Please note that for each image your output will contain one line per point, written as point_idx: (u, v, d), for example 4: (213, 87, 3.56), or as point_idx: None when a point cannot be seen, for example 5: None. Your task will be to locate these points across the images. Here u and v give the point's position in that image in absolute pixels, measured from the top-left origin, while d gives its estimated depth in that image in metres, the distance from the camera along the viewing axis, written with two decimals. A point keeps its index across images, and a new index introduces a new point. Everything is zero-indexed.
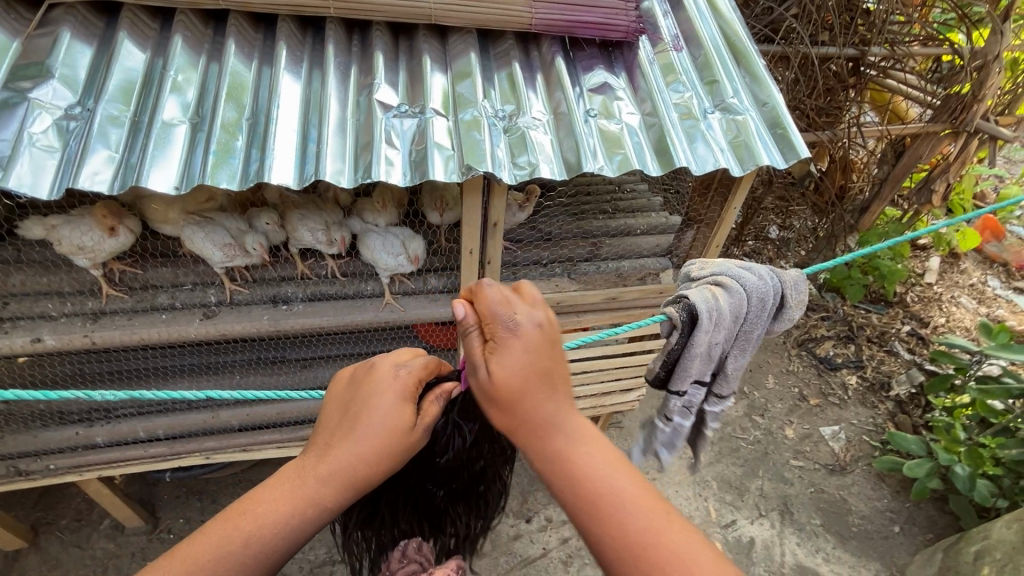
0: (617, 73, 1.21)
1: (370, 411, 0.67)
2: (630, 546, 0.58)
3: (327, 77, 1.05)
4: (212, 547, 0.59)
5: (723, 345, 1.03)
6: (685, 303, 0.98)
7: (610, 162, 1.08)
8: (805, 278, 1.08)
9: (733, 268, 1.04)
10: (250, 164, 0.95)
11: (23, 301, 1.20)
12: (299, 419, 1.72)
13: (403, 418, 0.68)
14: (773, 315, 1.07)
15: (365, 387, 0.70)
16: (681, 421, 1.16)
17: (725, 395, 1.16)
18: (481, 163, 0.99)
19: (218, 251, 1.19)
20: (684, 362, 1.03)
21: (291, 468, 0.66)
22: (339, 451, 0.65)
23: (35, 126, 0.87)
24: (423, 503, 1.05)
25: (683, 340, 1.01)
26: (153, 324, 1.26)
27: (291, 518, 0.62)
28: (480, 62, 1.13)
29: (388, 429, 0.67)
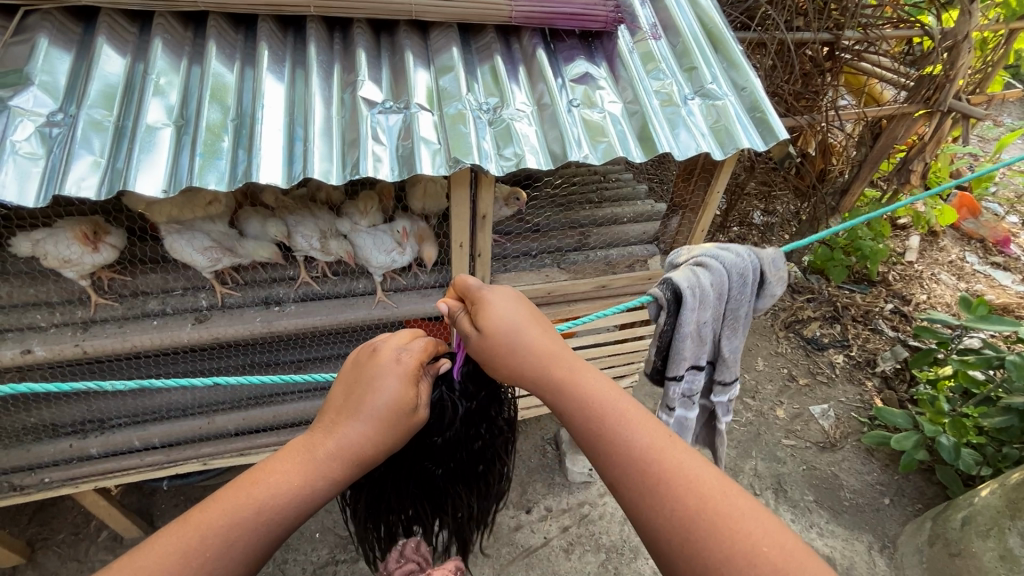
0: (598, 62, 1.22)
1: (377, 389, 0.70)
2: (634, 459, 0.65)
3: (310, 75, 1.05)
4: (225, 514, 0.60)
5: (712, 325, 1.06)
6: (667, 281, 1.01)
7: (595, 150, 1.09)
8: (783, 255, 1.08)
9: (713, 251, 1.05)
10: (237, 164, 0.95)
11: (10, 314, 1.19)
12: (296, 420, 1.72)
13: (408, 395, 0.72)
14: (756, 292, 1.08)
15: (371, 366, 0.72)
16: (684, 411, 1.21)
17: (729, 380, 1.17)
18: (468, 156, 1.00)
19: (200, 255, 1.18)
20: (675, 346, 1.06)
21: (300, 443, 0.68)
22: (347, 425, 0.68)
23: (18, 134, 0.87)
24: (424, 482, 1.05)
25: (671, 320, 1.03)
26: (144, 330, 1.26)
27: (303, 488, 0.64)
28: (462, 56, 1.14)
29: (394, 408, 0.70)
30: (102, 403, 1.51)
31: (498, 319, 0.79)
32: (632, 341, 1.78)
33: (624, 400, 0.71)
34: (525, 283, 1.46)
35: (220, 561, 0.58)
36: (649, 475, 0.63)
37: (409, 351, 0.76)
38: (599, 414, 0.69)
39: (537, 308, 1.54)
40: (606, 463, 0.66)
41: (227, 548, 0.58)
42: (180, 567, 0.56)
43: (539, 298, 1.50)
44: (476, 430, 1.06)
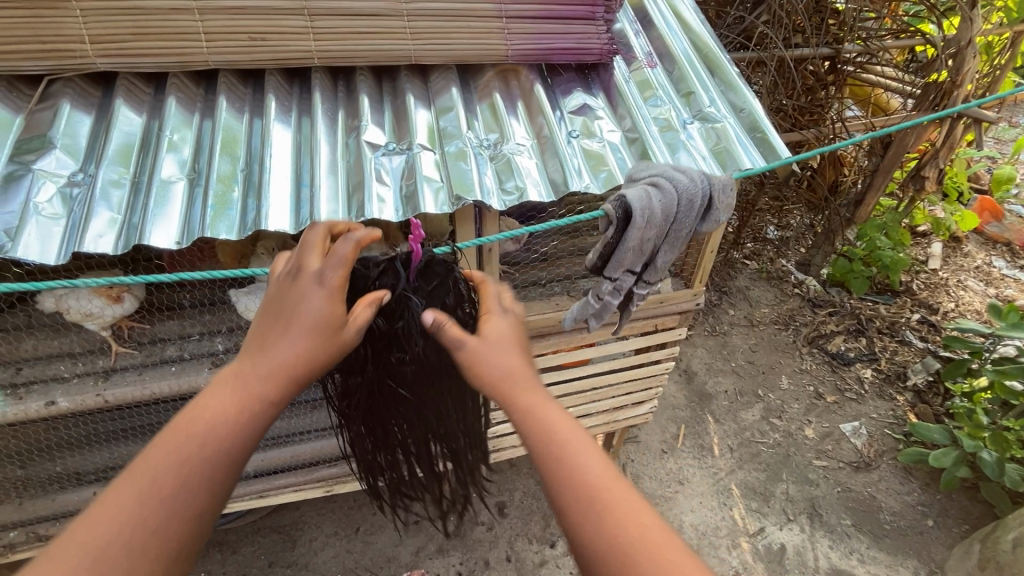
0: (595, 93, 1.24)
1: (304, 318, 0.69)
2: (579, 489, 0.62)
3: (316, 122, 1.09)
4: (172, 454, 0.60)
5: (653, 241, 1.04)
6: (620, 198, 0.98)
7: (596, 179, 1.10)
8: (734, 183, 1.08)
9: (668, 171, 1.04)
10: (247, 213, 0.98)
11: (35, 366, 1.23)
12: (313, 460, 1.72)
13: (337, 313, 0.70)
14: (700, 217, 1.06)
15: (299, 294, 0.70)
16: (610, 301, 1.15)
17: (653, 282, 1.14)
18: (470, 192, 1.02)
19: None
20: (617, 254, 1.04)
21: (233, 371, 0.67)
22: (279, 352, 0.67)
23: (40, 196, 0.91)
24: (387, 396, 1.04)
25: (617, 234, 1.01)
26: (163, 377, 1.28)
27: (244, 413, 0.64)
28: (462, 95, 1.18)
29: (325, 325, 0.70)
30: (125, 449, 1.53)
31: (494, 335, 0.77)
32: (649, 366, 1.76)
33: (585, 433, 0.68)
34: (535, 313, 1.45)
35: (171, 497, 0.58)
36: (600, 514, 0.61)
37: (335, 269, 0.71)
38: (562, 441, 0.66)
39: (549, 337, 1.53)
40: (561, 491, 0.63)
41: (182, 480, 0.59)
42: (138, 511, 0.56)
43: (551, 327, 1.49)
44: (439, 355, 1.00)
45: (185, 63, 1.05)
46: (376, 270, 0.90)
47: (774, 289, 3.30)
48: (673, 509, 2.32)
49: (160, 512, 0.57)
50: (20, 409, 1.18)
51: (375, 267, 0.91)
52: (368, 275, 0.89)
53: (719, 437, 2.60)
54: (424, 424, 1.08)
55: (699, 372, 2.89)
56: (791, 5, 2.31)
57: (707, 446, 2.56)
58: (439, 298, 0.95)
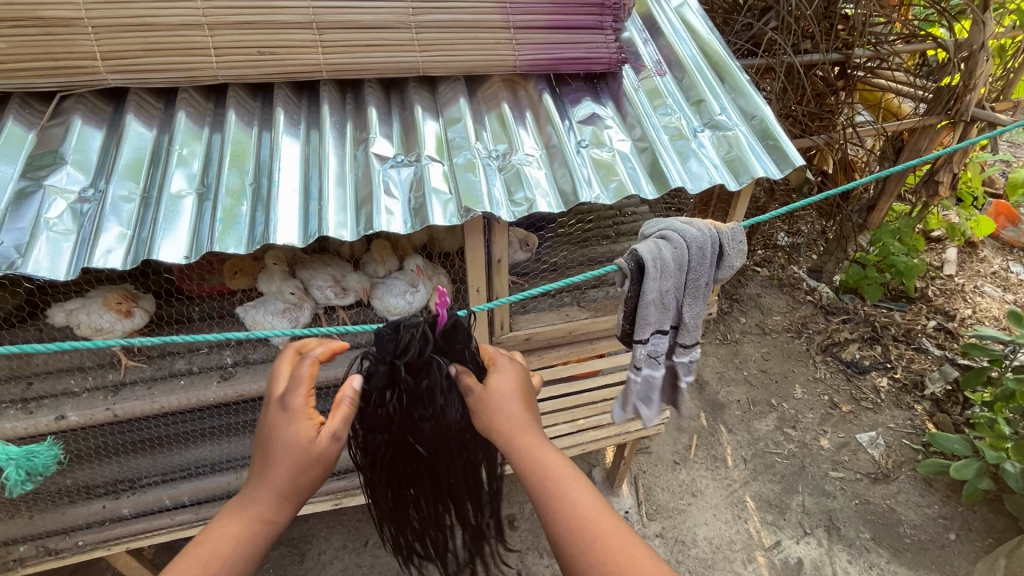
0: (604, 102, 1.23)
1: (290, 442, 0.73)
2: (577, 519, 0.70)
3: (325, 134, 1.09)
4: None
5: (674, 292, 1.02)
6: (632, 252, 0.98)
7: (606, 190, 1.09)
8: (743, 230, 1.06)
9: (675, 222, 1.03)
10: (255, 227, 0.98)
11: (45, 380, 1.24)
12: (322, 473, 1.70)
13: (323, 438, 0.74)
14: (713, 265, 1.05)
15: (282, 418, 0.75)
16: (651, 372, 1.13)
17: (691, 344, 1.11)
18: (478, 204, 1.01)
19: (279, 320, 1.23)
20: (642, 311, 1.01)
21: (233, 503, 0.72)
22: (272, 481, 0.72)
23: (51, 211, 0.91)
24: (405, 454, 1.00)
25: (636, 288, 1.00)
26: (172, 390, 1.27)
27: (246, 539, 0.70)
28: (470, 106, 1.17)
29: (313, 450, 0.74)
30: (134, 462, 1.53)
31: (498, 381, 0.85)
32: None
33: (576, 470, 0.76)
34: (545, 324, 1.44)
35: None
36: (589, 540, 0.69)
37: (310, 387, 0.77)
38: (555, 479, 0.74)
39: (559, 348, 1.51)
40: (554, 523, 0.71)
41: None
42: None
43: (561, 337, 1.47)
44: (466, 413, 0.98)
45: (194, 77, 1.05)
46: (408, 336, 0.91)
47: (786, 296, 3.26)
48: (686, 522, 2.28)
49: None
50: (29, 423, 1.18)
51: (409, 332, 0.92)
52: (399, 340, 0.91)
53: (732, 448, 2.56)
54: (442, 486, 1.04)
55: (711, 382, 2.85)
56: (800, 11, 2.30)
57: (720, 457, 2.52)
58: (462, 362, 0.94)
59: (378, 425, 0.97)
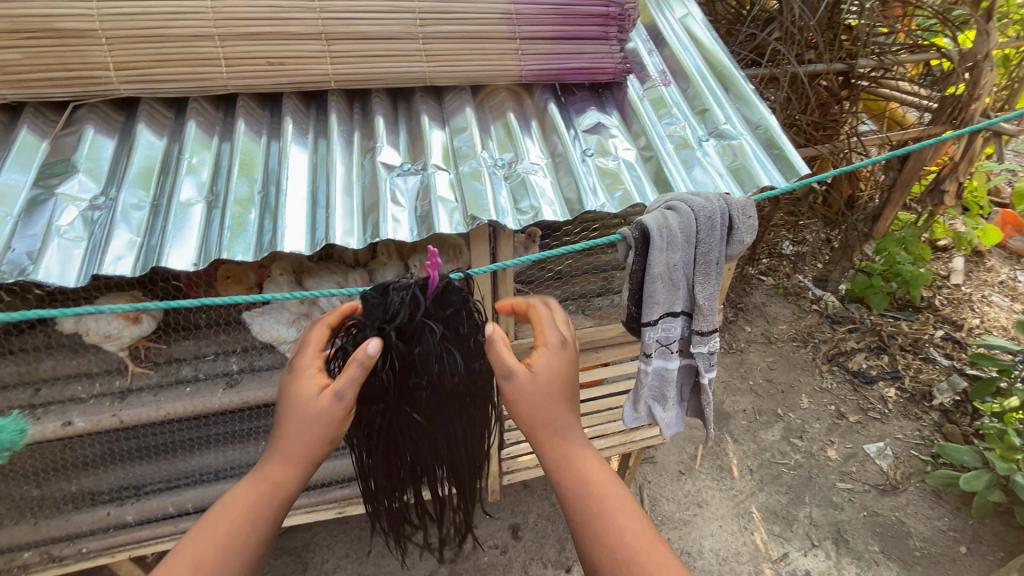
0: (609, 112, 1.24)
1: (297, 405, 0.80)
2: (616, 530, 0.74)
3: (332, 143, 1.10)
4: (205, 545, 0.71)
5: (681, 265, 1.02)
6: (637, 223, 0.98)
7: (612, 198, 1.09)
8: (755, 205, 1.05)
9: (681, 194, 1.03)
10: (263, 234, 0.99)
11: (53, 386, 1.24)
12: (326, 481, 1.70)
13: (324, 397, 0.80)
14: (724, 240, 1.04)
15: (293, 384, 0.83)
16: (664, 364, 1.15)
17: (708, 331, 1.09)
18: (484, 212, 1.02)
19: (289, 328, 1.25)
20: (647, 284, 1.02)
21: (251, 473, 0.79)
22: (284, 445, 0.79)
23: (62, 219, 0.93)
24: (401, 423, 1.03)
25: (641, 260, 1.00)
26: (178, 397, 1.28)
27: (263, 499, 0.76)
28: (476, 115, 1.18)
29: (313, 410, 0.80)
30: (140, 469, 1.53)
31: (542, 365, 0.83)
32: None
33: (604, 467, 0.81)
34: None
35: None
36: (624, 545, 0.73)
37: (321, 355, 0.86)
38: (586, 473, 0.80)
39: None
40: (591, 524, 0.75)
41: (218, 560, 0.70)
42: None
43: None
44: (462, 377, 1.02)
45: (204, 87, 1.07)
46: (397, 299, 0.90)
47: (791, 305, 3.25)
48: (692, 533, 2.26)
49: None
50: (37, 429, 1.19)
51: (398, 296, 0.90)
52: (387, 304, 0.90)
53: (738, 458, 2.53)
54: (433, 450, 1.09)
55: (716, 391, 2.83)
56: (803, 22, 2.31)
57: (726, 467, 2.50)
58: (454, 324, 0.96)
59: (372, 394, 0.99)
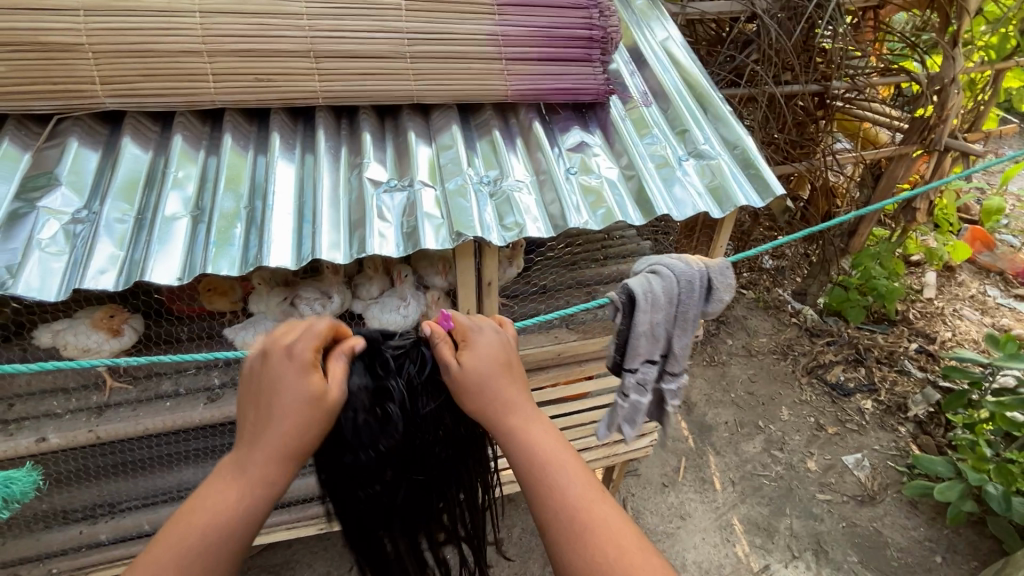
0: (592, 131, 1.28)
1: (275, 399, 0.69)
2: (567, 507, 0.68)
3: (320, 159, 1.11)
4: (171, 564, 0.61)
5: (664, 324, 1.03)
6: (622, 285, 1.02)
7: (594, 216, 1.12)
8: (732, 265, 1.07)
9: (666, 256, 1.06)
10: (249, 249, 0.99)
11: (28, 401, 1.22)
12: (308, 497, 1.68)
13: (315, 382, 0.71)
14: (704, 299, 1.06)
15: (265, 374, 0.71)
16: (639, 399, 1.12)
17: (679, 372, 1.12)
18: (469, 229, 1.03)
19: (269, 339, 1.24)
20: (631, 342, 1.04)
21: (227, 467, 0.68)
22: (261, 443, 0.68)
23: (43, 232, 0.92)
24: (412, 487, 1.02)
25: (626, 321, 1.03)
26: (157, 412, 1.26)
27: (239, 504, 0.66)
28: (463, 133, 1.20)
29: (299, 397, 0.69)
30: (115, 486, 1.49)
31: (474, 356, 0.79)
32: None
33: (571, 457, 0.73)
34: (534, 345, 1.45)
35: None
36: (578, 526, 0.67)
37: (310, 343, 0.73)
38: (551, 464, 0.71)
39: (548, 369, 1.53)
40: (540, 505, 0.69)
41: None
42: None
43: (550, 359, 1.49)
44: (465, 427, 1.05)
45: (191, 101, 1.07)
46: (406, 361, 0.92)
47: (771, 319, 3.31)
48: (676, 546, 2.27)
49: None
50: (9, 445, 1.16)
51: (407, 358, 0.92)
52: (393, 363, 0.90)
53: (720, 471, 2.56)
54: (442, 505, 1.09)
55: (698, 404, 2.86)
56: (780, 45, 2.39)
57: (708, 479, 2.52)
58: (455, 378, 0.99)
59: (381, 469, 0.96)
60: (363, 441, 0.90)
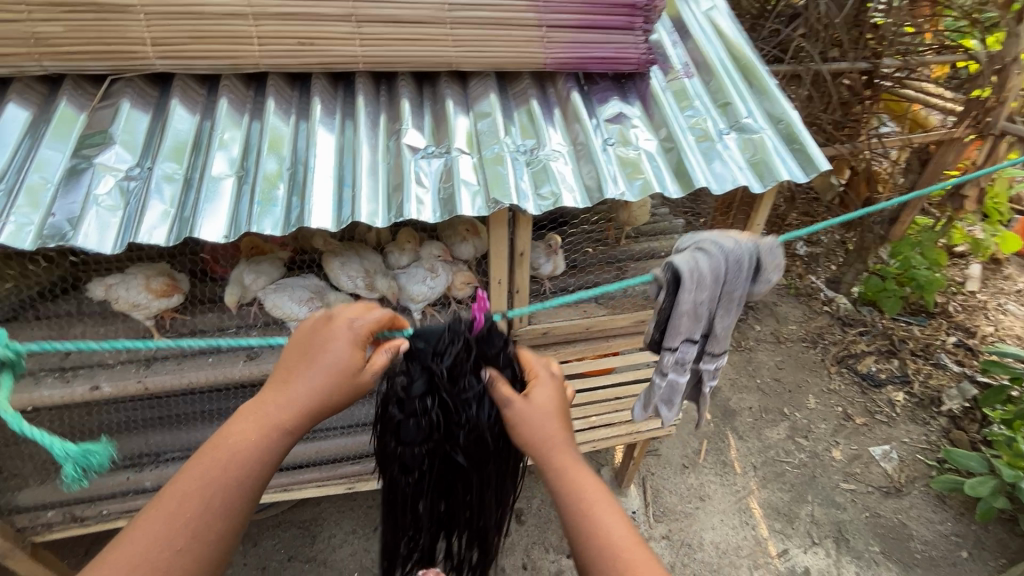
0: (631, 102, 1.25)
1: (318, 363, 0.78)
2: (610, 546, 0.73)
3: (359, 125, 1.13)
4: (191, 491, 0.68)
5: (709, 304, 1.03)
6: (667, 263, 1.00)
7: (631, 187, 1.11)
8: (781, 244, 1.06)
9: (711, 235, 1.04)
10: (291, 211, 1.01)
11: (83, 351, 1.30)
12: (339, 456, 1.75)
13: (348, 351, 0.80)
14: (750, 278, 1.05)
15: (316, 341, 0.81)
16: (676, 377, 1.14)
17: (719, 352, 1.13)
18: (506, 196, 1.04)
19: (301, 307, 1.24)
20: (674, 322, 1.03)
21: (252, 405, 0.77)
22: (290, 396, 0.77)
23: (100, 188, 0.96)
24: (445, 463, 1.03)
25: (669, 299, 1.02)
26: (200, 367, 1.32)
27: (263, 443, 0.74)
28: (500, 102, 1.20)
29: (326, 359, 0.79)
30: (159, 436, 1.58)
31: (540, 397, 0.87)
32: None
33: (610, 498, 0.79)
34: (562, 320, 1.46)
35: (192, 517, 0.67)
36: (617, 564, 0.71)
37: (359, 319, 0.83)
38: (586, 506, 0.78)
39: (576, 343, 1.54)
40: (584, 544, 0.75)
41: (198, 512, 0.67)
42: (162, 531, 0.65)
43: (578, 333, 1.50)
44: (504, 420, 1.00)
45: (236, 65, 1.10)
46: (447, 343, 0.92)
47: (802, 306, 3.23)
48: (693, 526, 2.28)
49: (184, 532, 0.66)
50: (66, 391, 1.23)
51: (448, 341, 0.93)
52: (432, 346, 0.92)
53: (741, 454, 2.55)
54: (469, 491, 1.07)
55: (723, 388, 2.83)
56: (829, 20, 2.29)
57: (729, 462, 2.52)
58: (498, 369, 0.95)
59: (413, 436, 0.97)
60: (408, 435, 0.97)
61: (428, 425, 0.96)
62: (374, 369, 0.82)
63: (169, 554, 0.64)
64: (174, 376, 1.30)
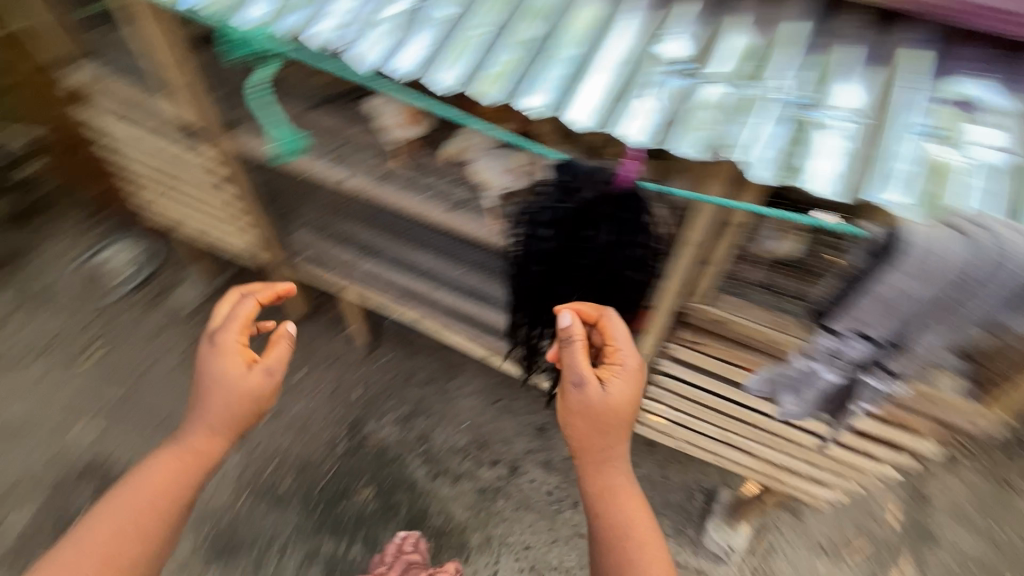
0: (1003, 87, 0.85)
1: (212, 372, 1.23)
2: (621, 533, 1.17)
3: (631, 13, 0.97)
4: (149, 496, 1.16)
5: (917, 302, 0.87)
6: (903, 226, 0.86)
7: (916, 199, 0.80)
8: None
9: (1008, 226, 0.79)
10: (522, 82, 0.95)
11: (346, 146, 1.56)
12: (492, 331, 1.78)
13: (252, 374, 1.24)
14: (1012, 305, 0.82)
15: (206, 351, 1.27)
16: (822, 371, 1.06)
17: (893, 377, 0.99)
18: (733, 148, 0.86)
19: (501, 177, 1.35)
20: (862, 294, 0.92)
21: (190, 425, 1.24)
22: (207, 431, 1.24)
23: (388, 10, 1.04)
24: (555, 288, 1.25)
25: (873, 267, 0.89)
26: (414, 198, 1.49)
27: (194, 459, 1.22)
28: (805, 33, 0.93)
29: (237, 380, 1.23)
30: (377, 239, 1.83)
31: (616, 393, 1.20)
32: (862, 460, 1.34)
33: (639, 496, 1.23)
34: (748, 316, 1.30)
35: (148, 521, 1.14)
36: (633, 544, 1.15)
37: (224, 331, 1.28)
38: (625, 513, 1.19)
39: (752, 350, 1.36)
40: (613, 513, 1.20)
41: (146, 518, 1.14)
42: (128, 522, 1.12)
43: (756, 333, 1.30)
44: (613, 260, 1.14)
45: None
46: (580, 183, 1.03)
47: None
48: None
49: (145, 517, 1.14)
50: (327, 173, 1.53)
51: (584, 177, 1.03)
52: (570, 181, 1.04)
53: None
54: None
55: (934, 504, 2.12)
56: None
57: None
58: (619, 216, 1.06)
59: (538, 258, 1.19)
60: (533, 255, 1.20)
61: (551, 250, 1.16)
62: (265, 365, 1.26)
63: (135, 527, 1.12)
64: (395, 196, 1.49)
